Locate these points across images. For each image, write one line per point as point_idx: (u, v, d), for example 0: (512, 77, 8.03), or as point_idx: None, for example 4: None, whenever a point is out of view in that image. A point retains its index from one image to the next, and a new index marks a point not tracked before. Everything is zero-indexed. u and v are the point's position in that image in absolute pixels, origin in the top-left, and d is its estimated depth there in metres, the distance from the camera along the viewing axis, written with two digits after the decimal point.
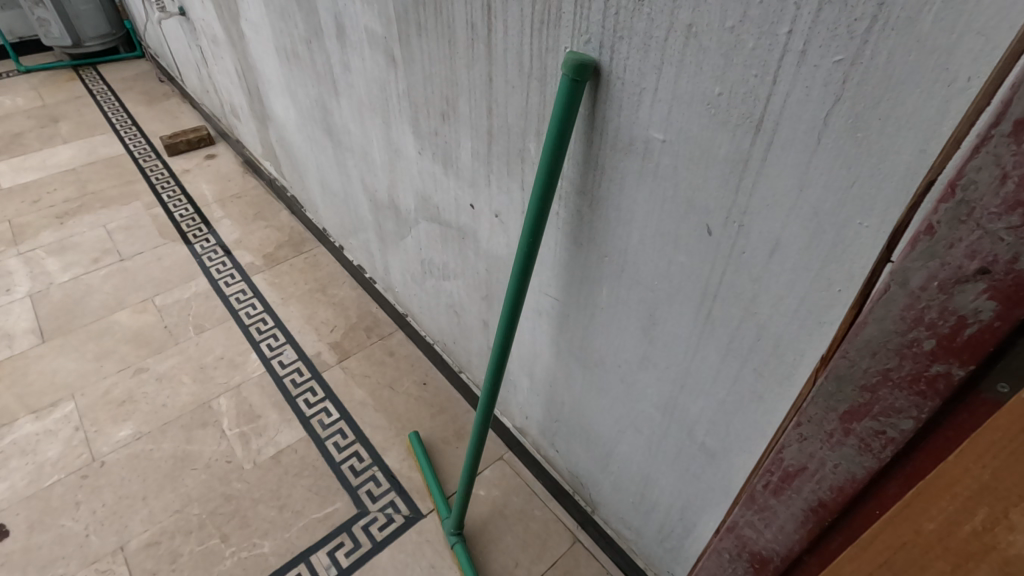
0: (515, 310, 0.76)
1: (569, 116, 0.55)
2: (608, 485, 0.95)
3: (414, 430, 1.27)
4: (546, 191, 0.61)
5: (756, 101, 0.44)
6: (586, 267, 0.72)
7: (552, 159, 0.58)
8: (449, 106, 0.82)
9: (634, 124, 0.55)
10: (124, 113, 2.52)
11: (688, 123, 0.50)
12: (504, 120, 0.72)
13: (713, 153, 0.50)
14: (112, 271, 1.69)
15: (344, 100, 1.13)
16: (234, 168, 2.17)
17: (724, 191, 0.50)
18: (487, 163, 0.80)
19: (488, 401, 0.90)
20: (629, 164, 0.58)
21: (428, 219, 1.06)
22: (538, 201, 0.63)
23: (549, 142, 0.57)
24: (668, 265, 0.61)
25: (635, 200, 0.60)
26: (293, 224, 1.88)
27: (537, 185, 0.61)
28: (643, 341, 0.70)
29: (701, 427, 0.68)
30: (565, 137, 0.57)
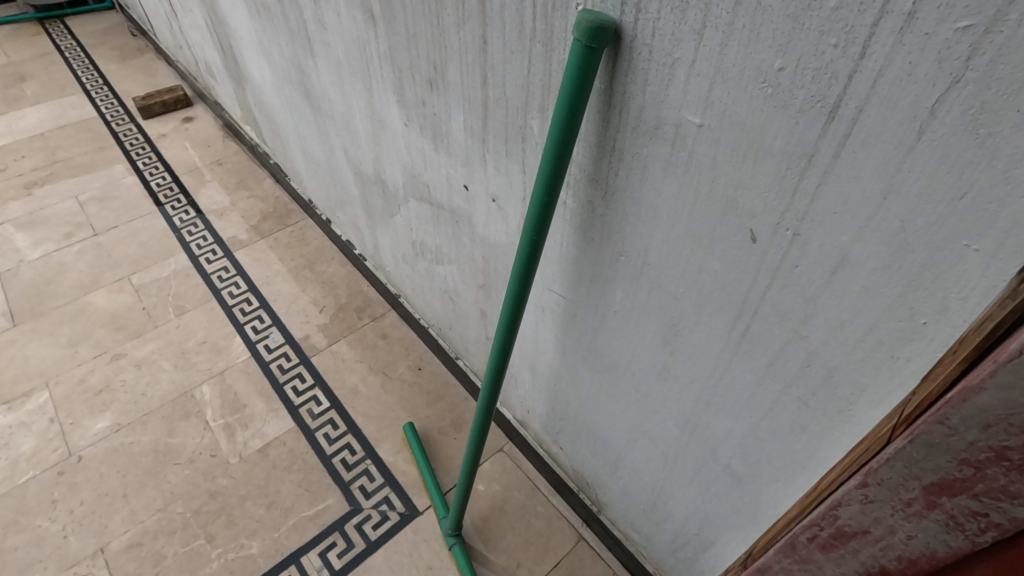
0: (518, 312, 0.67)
1: (581, 95, 0.45)
2: (616, 489, 0.89)
3: (409, 421, 1.20)
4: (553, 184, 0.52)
5: (832, 81, 0.34)
6: (598, 266, 0.63)
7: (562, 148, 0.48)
8: (437, 72, 0.70)
9: (663, 104, 0.44)
10: (95, 71, 2.35)
11: (737, 104, 0.39)
12: (501, 92, 0.61)
13: (766, 144, 0.39)
14: (85, 247, 1.59)
15: (322, 62, 1.00)
16: (213, 132, 2.03)
17: (775, 191, 0.40)
18: (483, 140, 0.69)
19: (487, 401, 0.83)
20: (654, 152, 0.48)
21: (417, 198, 0.95)
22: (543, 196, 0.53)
23: (556, 123, 0.47)
24: (696, 273, 0.51)
25: (661, 196, 0.50)
26: (278, 194, 1.76)
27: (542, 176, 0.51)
28: (663, 352, 0.61)
29: (727, 449, 0.60)
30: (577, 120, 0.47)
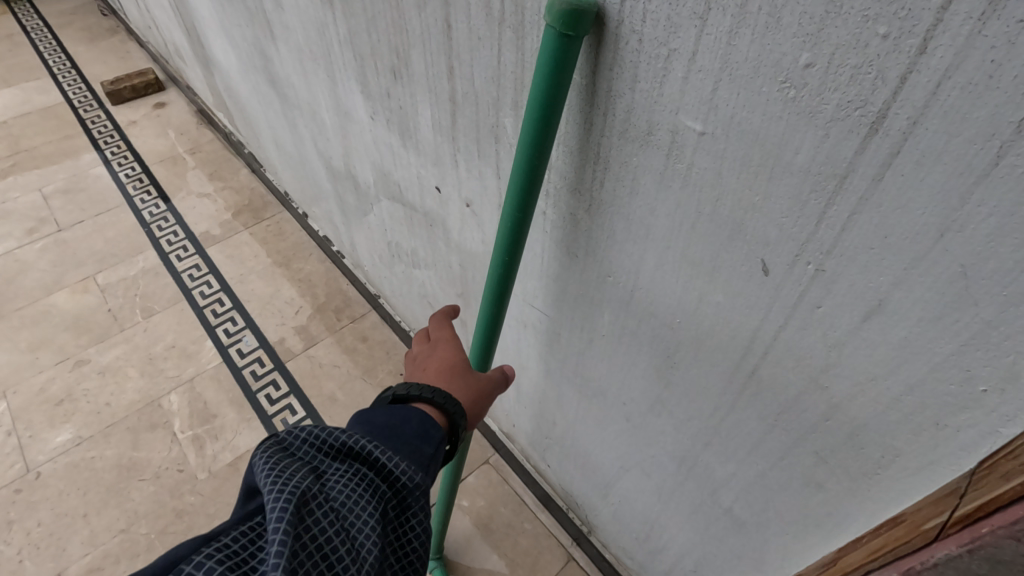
0: (493, 334, 0.59)
1: (557, 94, 0.37)
2: (607, 514, 0.82)
3: None
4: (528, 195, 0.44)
5: (878, 82, 0.26)
6: (583, 284, 0.55)
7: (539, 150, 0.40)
8: (400, 59, 0.61)
9: (656, 105, 0.36)
10: (62, 53, 2.23)
11: (749, 108, 0.31)
12: (470, 84, 0.52)
13: (785, 159, 0.31)
14: (48, 244, 1.50)
15: (282, 46, 0.90)
16: (187, 118, 1.92)
17: (795, 217, 0.32)
18: (453, 139, 0.61)
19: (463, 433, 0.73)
20: (646, 162, 0.40)
21: (389, 197, 0.87)
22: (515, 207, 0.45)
23: (529, 124, 0.39)
24: (696, 303, 0.43)
25: (655, 212, 0.42)
26: (254, 185, 1.67)
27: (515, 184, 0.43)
28: (656, 384, 0.54)
29: (729, 493, 0.53)
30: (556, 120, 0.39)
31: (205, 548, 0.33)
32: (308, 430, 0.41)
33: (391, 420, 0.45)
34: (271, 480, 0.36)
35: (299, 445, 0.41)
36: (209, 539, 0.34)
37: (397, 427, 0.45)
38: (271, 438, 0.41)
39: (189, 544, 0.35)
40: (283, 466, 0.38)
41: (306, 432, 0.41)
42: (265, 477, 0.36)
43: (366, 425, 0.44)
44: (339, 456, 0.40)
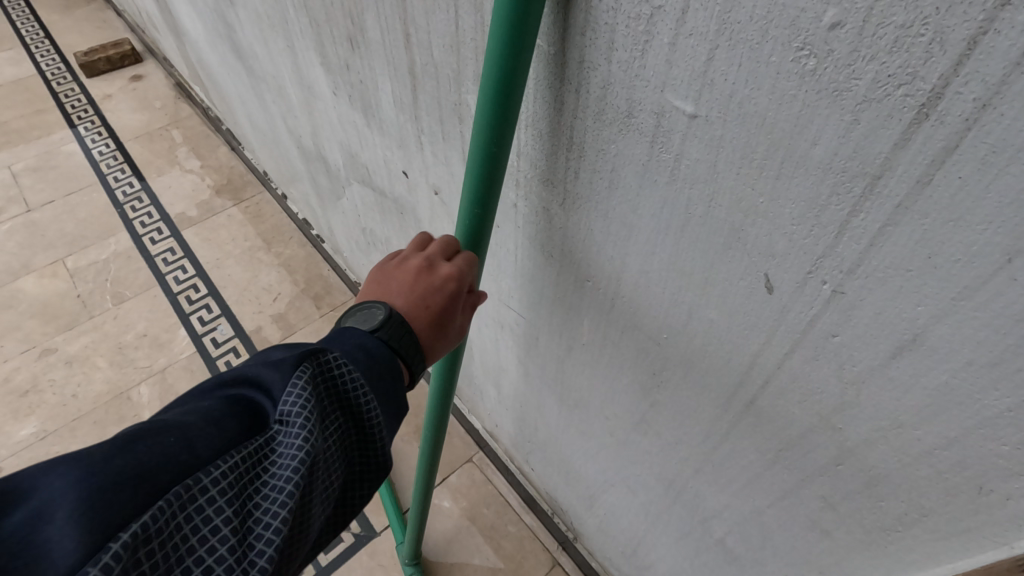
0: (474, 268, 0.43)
1: (517, 63, 0.30)
2: (592, 524, 0.76)
3: None
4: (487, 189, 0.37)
5: (933, 49, 0.18)
6: (560, 287, 0.48)
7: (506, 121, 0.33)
8: (354, 26, 0.53)
9: (638, 81, 0.29)
10: (36, 22, 2.12)
11: (754, 83, 0.24)
12: (428, 55, 0.45)
13: (800, 151, 0.24)
14: (16, 226, 1.43)
15: (242, 12, 0.82)
16: (164, 91, 1.83)
17: (809, 225, 0.25)
18: (416, 118, 0.53)
19: (431, 439, 0.67)
20: (626, 150, 0.33)
21: (359, 181, 0.79)
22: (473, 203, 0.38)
23: (484, 97, 0.32)
24: (685, 318, 0.36)
25: (637, 211, 0.35)
26: (233, 164, 1.59)
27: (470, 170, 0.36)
28: (641, 401, 0.47)
29: (721, 524, 0.47)
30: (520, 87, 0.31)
31: (217, 454, 0.29)
32: (339, 361, 0.35)
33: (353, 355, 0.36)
34: (302, 425, 0.30)
35: (333, 373, 0.34)
36: (223, 438, 0.29)
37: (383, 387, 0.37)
38: (314, 352, 0.33)
39: (199, 423, 0.29)
40: (316, 408, 0.32)
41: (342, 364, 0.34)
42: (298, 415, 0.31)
43: (356, 347, 0.36)
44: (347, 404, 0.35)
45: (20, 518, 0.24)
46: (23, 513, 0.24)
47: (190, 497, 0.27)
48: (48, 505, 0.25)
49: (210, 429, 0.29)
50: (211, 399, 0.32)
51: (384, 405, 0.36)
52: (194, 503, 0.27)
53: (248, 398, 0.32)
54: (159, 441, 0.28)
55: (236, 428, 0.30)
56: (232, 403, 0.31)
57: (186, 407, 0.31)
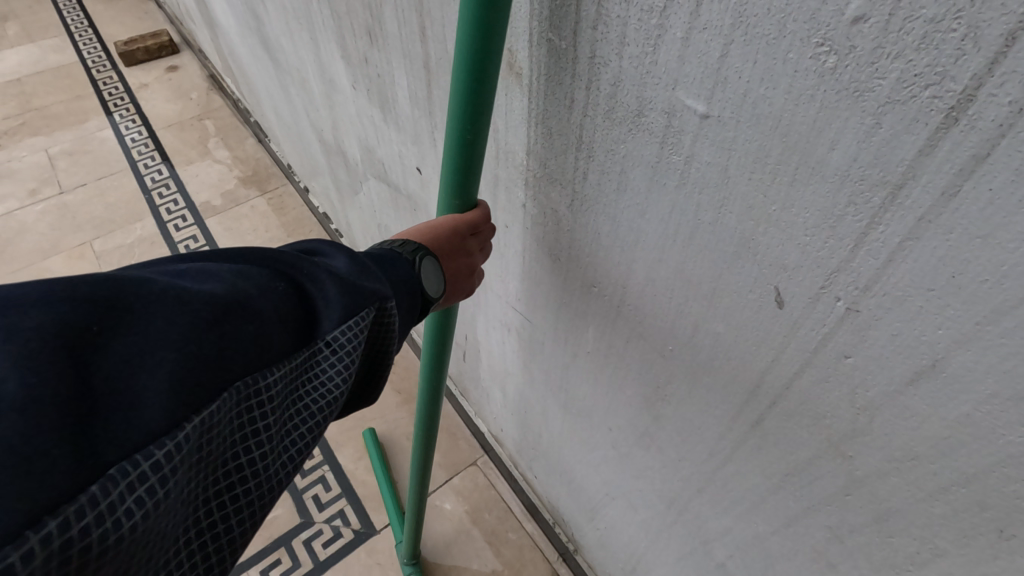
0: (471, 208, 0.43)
1: (489, 40, 0.30)
2: (593, 537, 0.74)
3: (368, 427, 1.07)
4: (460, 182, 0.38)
5: (967, 45, 0.17)
6: (566, 292, 0.47)
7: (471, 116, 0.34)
8: (373, 19, 0.53)
9: (649, 77, 0.28)
10: (81, 11, 2.19)
11: (769, 82, 0.22)
12: (443, 49, 0.44)
13: (816, 157, 0.22)
14: (49, 207, 1.47)
15: (270, 5, 0.83)
16: (198, 82, 1.87)
17: (824, 237, 0.24)
18: (430, 113, 0.52)
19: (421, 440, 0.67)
20: (634, 150, 0.31)
21: (375, 176, 0.79)
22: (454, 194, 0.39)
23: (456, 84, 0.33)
24: (691, 329, 0.35)
25: (645, 216, 0.33)
26: (259, 156, 1.61)
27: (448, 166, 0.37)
28: (644, 413, 0.45)
29: (723, 547, 0.45)
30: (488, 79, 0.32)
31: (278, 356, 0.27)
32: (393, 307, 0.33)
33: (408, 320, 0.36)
34: (350, 366, 0.30)
35: (384, 319, 0.33)
36: (282, 335, 0.27)
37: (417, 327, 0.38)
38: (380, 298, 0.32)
39: (262, 305, 0.27)
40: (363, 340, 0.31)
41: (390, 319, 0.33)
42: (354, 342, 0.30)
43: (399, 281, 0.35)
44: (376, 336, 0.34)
45: (121, 353, 0.22)
46: (128, 347, 0.22)
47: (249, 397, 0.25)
48: (145, 352, 0.22)
49: (281, 328, 0.27)
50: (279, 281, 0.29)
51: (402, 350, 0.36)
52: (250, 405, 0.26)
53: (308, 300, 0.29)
54: (225, 313, 0.25)
55: (294, 324, 0.28)
56: (295, 301, 0.29)
57: (247, 270, 0.28)
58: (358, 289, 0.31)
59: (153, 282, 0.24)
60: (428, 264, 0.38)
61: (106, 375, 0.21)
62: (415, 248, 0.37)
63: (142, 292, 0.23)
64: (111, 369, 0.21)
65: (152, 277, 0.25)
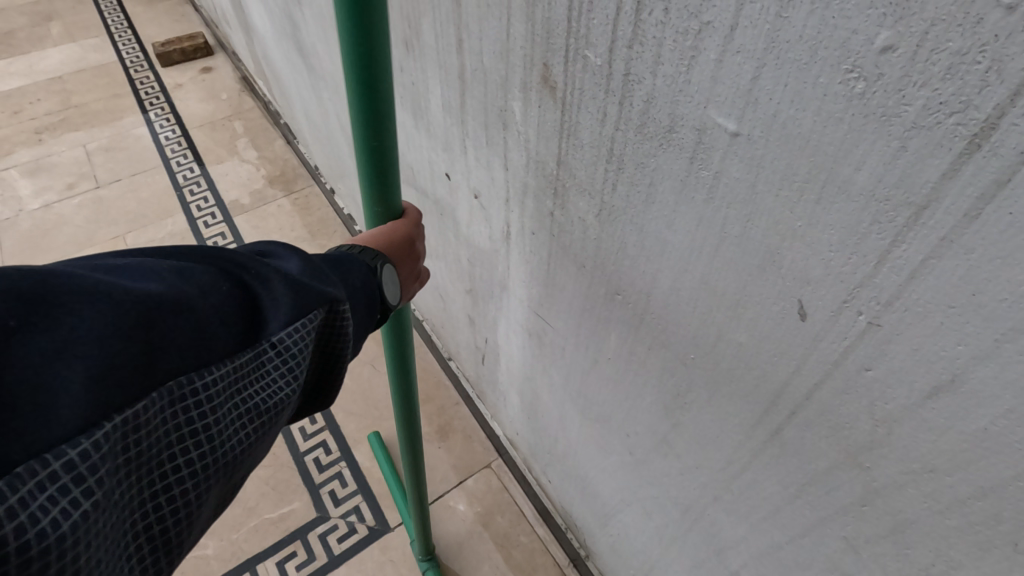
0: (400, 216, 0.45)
1: (369, 49, 0.33)
2: (605, 543, 0.75)
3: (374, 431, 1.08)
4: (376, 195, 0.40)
5: (991, 77, 0.18)
6: (589, 298, 0.48)
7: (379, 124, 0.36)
8: (411, 29, 0.55)
9: (682, 95, 0.29)
10: (121, 12, 2.26)
11: (799, 104, 0.24)
12: (478, 60, 0.46)
13: (842, 177, 0.23)
14: (85, 200, 1.52)
15: (307, 12, 0.85)
16: (231, 84, 1.92)
17: (848, 253, 0.25)
18: (462, 122, 0.54)
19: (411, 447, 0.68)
20: (664, 165, 0.32)
21: (403, 180, 0.81)
22: (378, 205, 0.41)
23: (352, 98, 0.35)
24: (713, 339, 0.36)
25: (672, 227, 0.34)
26: (287, 156, 1.65)
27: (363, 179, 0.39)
28: (663, 421, 0.46)
29: (737, 555, 0.46)
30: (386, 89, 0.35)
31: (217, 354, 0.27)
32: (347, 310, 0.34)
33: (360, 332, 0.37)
34: (293, 369, 0.30)
35: (337, 322, 0.33)
36: (221, 334, 0.27)
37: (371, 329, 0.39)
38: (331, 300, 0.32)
39: (198, 302, 0.27)
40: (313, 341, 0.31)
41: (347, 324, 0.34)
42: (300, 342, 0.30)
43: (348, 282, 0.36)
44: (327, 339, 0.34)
45: (44, 345, 0.21)
46: (52, 340, 0.21)
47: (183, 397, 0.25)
48: (70, 345, 0.22)
49: (221, 327, 0.27)
50: (224, 281, 0.29)
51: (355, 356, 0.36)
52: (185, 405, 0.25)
53: (254, 301, 0.30)
54: (160, 310, 0.25)
55: (235, 323, 0.28)
56: (240, 300, 0.29)
57: (192, 269, 0.28)
58: (308, 290, 0.31)
59: (88, 276, 0.24)
60: (388, 273, 0.39)
61: (20, 368, 0.20)
62: (374, 256, 0.39)
63: (76, 285, 0.23)
64: (34, 361, 0.21)
65: (87, 272, 0.25)
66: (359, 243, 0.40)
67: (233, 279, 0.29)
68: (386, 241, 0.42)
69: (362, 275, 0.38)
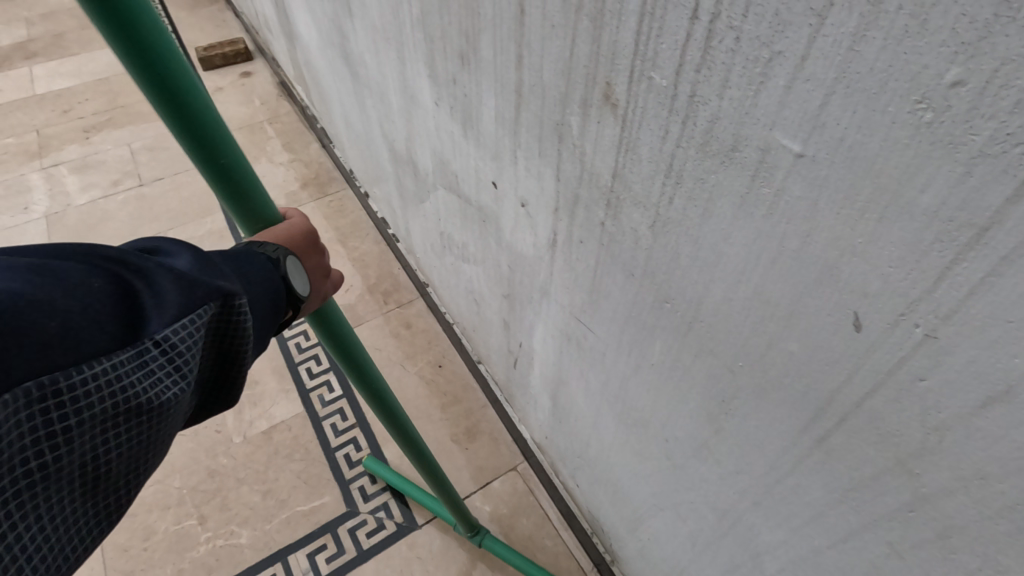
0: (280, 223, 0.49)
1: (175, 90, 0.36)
2: (633, 547, 0.77)
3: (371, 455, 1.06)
4: (241, 204, 0.44)
5: None
6: (635, 306, 0.50)
7: (208, 137, 0.39)
8: (469, 44, 0.58)
9: (748, 117, 0.31)
10: (166, 17, 2.35)
11: (867, 129, 0.25)
12: (537, 76, 0.48)
13: (907, 198, 0.25)
14: (129, 198, 1.58)
15: (358, 24, 0.89)
16: (269, 89, 1.98)
17: (909, 269, 0.26)
18: (515, 133, 0.57)
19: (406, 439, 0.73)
20: (725, 181, 0.34)
21: (445, 187, 0.84)
22: (250, 216, 0.45)
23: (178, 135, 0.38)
24: (763, 348, 0.38)
25: (729, 240, 0.36)
26: (322, 160, 1.69)
27: (219, 196, 0.43)
28: (705, 426, 0.48)
29: (774, 560, 0.47)
30: (204, 105, 0.38)
31: (92, 356, 0.30)
32: (244, 304, 0.38)
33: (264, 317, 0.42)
34: (176, 366, 0.33)
35: (227, 318, 0.37)
36: (97, 336, 0.30)
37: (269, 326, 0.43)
38: (223, 294, 0.36)
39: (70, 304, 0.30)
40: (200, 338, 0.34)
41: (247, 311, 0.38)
42: (184, 340, 0.33)
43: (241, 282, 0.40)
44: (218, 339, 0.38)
45: None
46: None
47: (54, 393, 0.28)
48: None
49: (97, 327, 0.30)
50: (101, 280, 0.32)
51: (252, 353, 0.40)
52: (55, 401, 0.28)
53: (138, 299, 0.33)
54: (31, 311, 0.28)
55: (111, 324, 0.31)
56: (119, 302, 0.32)
57: (66, 268, 0.31)
58: (196, 289, 0.35)
59: None
60: (291, 263, 0.46)
61: None
62: (276, 249, 0.45)
63: None
64: None
65: None
66: (260, 240, 0.46)
67: (116, 279, 0.32)
68: (285, 239, 0.48)
69: (267, 267, 0.44)
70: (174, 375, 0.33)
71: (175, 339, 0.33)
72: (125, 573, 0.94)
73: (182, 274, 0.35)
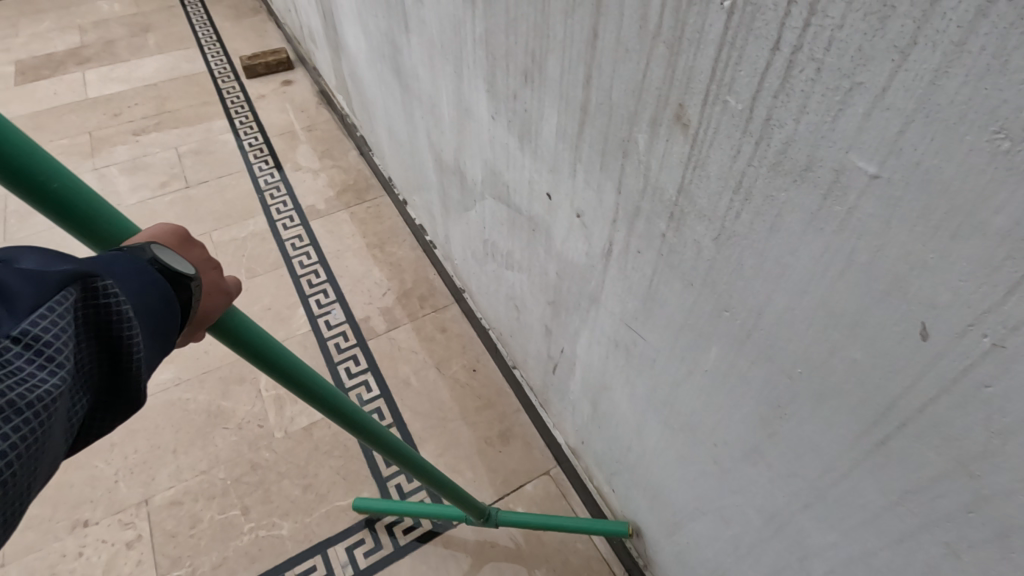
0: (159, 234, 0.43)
1: None
2: (670, 551, 0.78)
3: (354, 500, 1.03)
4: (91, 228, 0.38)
5: None
6: (692, 314, 0.52)
7: (22, 167, 0.35)
8: (534, 63, 0.61)
9: (824, 141, 0.34)
10: (211, 26, 2.44)
11: (944, 155, 0.28)
12: (606, 96, 0.51)
13: (980, 218, 0.28)
14: (176, 199, 1.65)
15: (414, 39, 0.93)
16: (309, 97, 2.04)
17: (979, 283, 0.29)
18: (576, 148, 0.60)
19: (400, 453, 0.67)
20: (796, 198, 0.37)
21: (494, 197, 0.88)
22: (111, 234, 0.40)
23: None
24: (825, 355, 0.40)
25: (795, 253, 0.39)
26: (360, 167, 1.74)
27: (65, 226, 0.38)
28: (757, 430, 0.50)
29: (823, 562, 0.49)
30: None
31: None
32: (113, 286, 0.36)
33: (157, 310, 0.38)
34: (47, 352, 0.32)
35: (96, 301, 0.35)
36: None
37: (161, 325, 0.38)
38: (80, 276, 0.34)
39: None
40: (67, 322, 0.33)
41: (114, 291, 0.35)
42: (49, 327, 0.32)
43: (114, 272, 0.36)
44: (99, 330, 0.36)
45: None
46: None
47: None
48: None
49: None
50: None
51: (146, 343, 0.38)
52: None
53: None
54: None
55: None
56: None
57: None
58: (48, 276, 0.33)
59: None
60: (164, 252, 0.40)
61: None
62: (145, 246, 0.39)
63: None
64: None
65: None
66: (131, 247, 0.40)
67: None
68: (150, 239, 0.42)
69: (131, 258, 0.38)
70: (47, 366, 0.32)
71: (36, 329, 0.31)
72: (173, 559, 0.98)
73: (26, 269, 0.33)
